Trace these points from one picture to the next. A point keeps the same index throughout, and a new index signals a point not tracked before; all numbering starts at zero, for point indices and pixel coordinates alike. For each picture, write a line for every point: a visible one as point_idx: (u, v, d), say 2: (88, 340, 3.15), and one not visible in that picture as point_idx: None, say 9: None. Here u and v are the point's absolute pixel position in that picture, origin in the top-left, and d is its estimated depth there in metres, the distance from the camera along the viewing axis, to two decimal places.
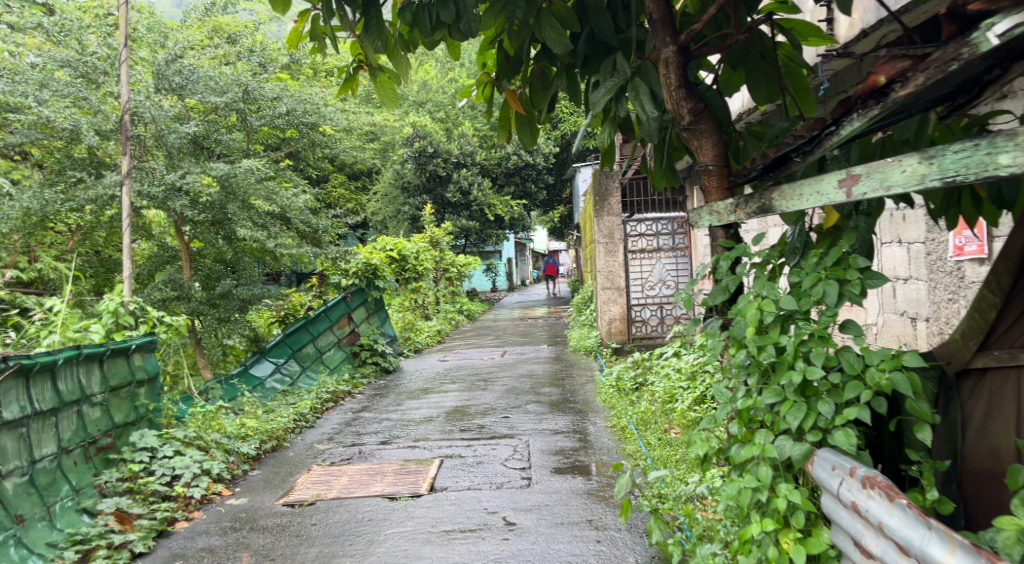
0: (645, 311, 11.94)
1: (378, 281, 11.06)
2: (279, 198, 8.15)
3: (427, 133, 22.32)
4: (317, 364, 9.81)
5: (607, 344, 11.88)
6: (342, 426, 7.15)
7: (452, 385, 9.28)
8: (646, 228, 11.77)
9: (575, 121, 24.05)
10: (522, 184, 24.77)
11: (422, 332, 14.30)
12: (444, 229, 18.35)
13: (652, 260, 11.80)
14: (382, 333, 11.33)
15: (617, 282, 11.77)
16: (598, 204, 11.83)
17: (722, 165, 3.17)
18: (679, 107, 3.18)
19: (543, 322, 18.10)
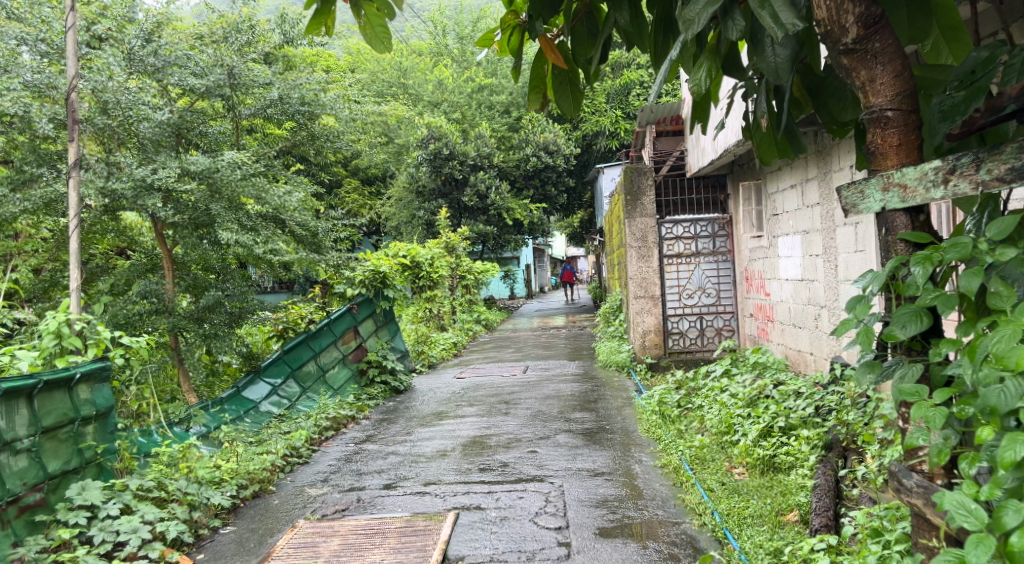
0: (683, 322, 10.94)
1: (387, 290, 9.96)
2: (270, 196, 7.03)
3: (442, 135, 21.26)
4: (319, 384, 8.85)
5: (642, 359, 10.80)
6: (342, 462, 6.09)
7: (471, 409, 8.21)
8: (682, 230, 10.85)
9: (596, 121, 22.87)
10: (542, 187, 23.66)
11: (437, 345, 13.24)
12: (461, 234, 17.30)
13: (690, 266, 10.85)
14: (394, 347, 10.27)
15: (652, 290, 10.76)
16: (630, 204, 10.76)
17: (904, 109, 2.82)
18: (844, 22, 2.82)
19: (566, 332, 16.99)
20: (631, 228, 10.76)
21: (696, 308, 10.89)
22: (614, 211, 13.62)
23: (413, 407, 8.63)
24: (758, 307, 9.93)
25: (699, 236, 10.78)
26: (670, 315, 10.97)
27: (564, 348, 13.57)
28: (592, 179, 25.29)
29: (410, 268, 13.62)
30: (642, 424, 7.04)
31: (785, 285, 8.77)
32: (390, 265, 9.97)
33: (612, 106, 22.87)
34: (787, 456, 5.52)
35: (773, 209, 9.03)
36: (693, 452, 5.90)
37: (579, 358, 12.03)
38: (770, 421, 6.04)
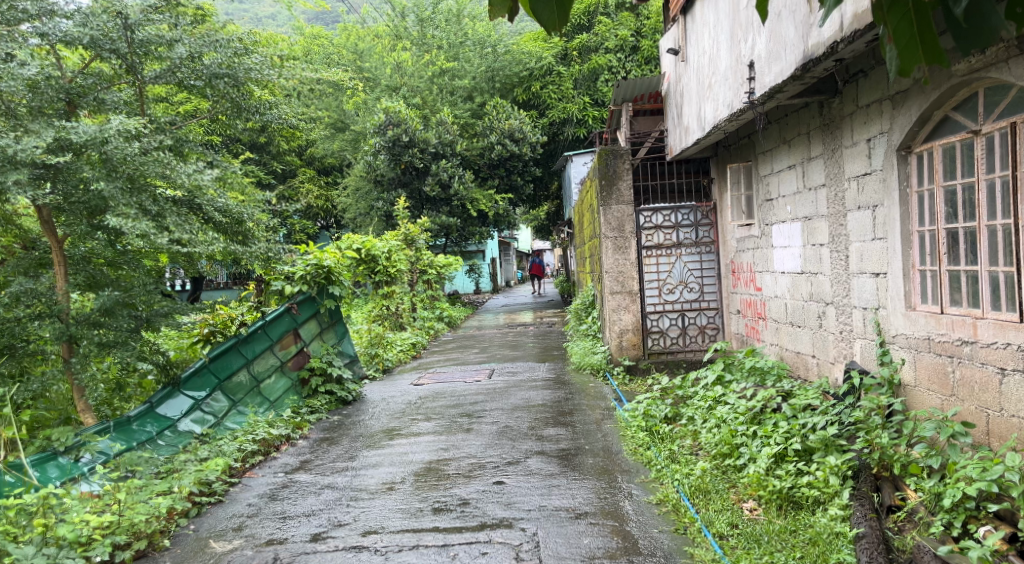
0: (663, 320, 9.95)
1: (331, 288, 8.82)
2: (176, 171, 5.89)
3: (401, 120, 20.21)
4: (251, 397, 7.77)
5: (618, 361, 9.74)
6: (263, 502, 4.99)
7: (428, 425, 7.12)
8: (663, 219, 9.85)
9: (563, 108, 21.84)
10: (507, 176, 22.60)
11: (394, 347, 12.14)
12: (421, 225, 16.22)
13: (670, 258, 9.87)
14: (342, 352, 9.08)
15: (629, 286, 9.75)
16: (604, 190, 9.74)
17: None
18: None
19: (534, 330, 15.96)
20: (606, 217, 9.75)
21: (678, 305, 9.92)
22: (586, 198, 12.55)
23: (361, 423, 7.50)
24: (747, 302, 8.95)
25: (681, 226, 9.79)
26: (648, 312, 9.97)
27: (534, 348, 12.51)
28: (560, 168, 24.26)
29: (366, 263, 12.88)
30: (627, 444, 6.00)
31: (780, 280, 7.79)
32: (335, 259, 8.83)
33: (579, 92, 21.87)
34: (809, 489, 4.51)
35: (766, 194, 8.04)
36: (695, 483, 4.85)
37: (551, 359, 10.98)
38: (783, 442, 5.02)
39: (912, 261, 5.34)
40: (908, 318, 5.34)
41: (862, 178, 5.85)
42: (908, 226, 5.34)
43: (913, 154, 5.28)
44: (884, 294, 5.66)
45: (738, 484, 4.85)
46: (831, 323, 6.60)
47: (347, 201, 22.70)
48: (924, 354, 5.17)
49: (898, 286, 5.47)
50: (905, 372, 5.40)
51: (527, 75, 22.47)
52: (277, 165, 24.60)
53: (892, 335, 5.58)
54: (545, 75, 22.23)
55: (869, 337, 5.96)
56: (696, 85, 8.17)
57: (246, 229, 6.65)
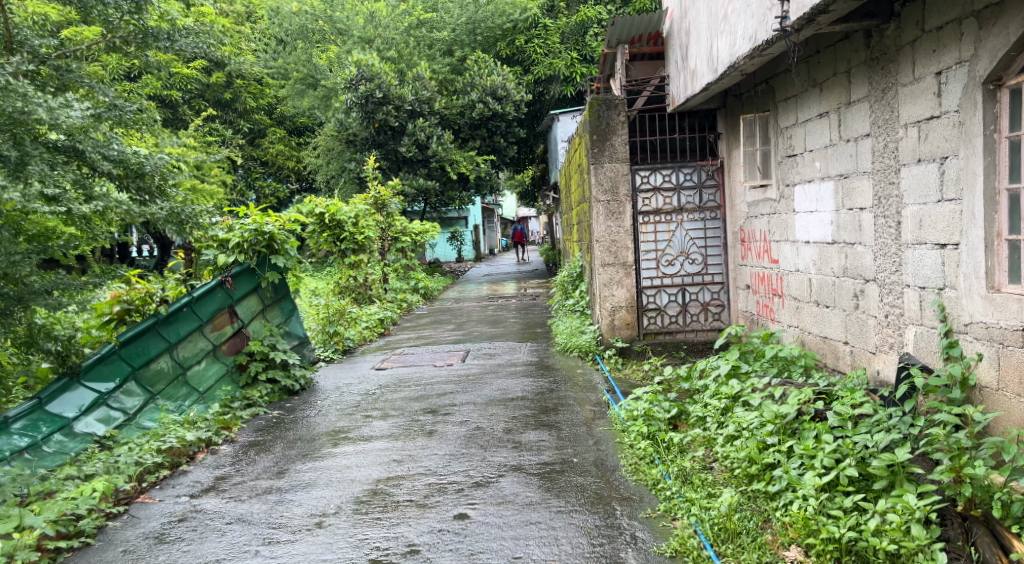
0: (660, 296, 8.73)
1: (274, 259, 7.53)
2: (31, 102, 5.26)
3: (374, 75, 18.99)
4: (174, 387, 6.55)
5: (610, 343, 8.58)
6: (149, 548, 3.83)
7: (384, 425, 5.91)
8: (662, 180, 8.63)
9: (549, 64, 20.48)
10: (489, 137, 21.38)
11: (360, 323, 10.92)
12: (392, 187, 14.99)
13: (670, 226, 8.66)
14: (289, 333, 7.80)
15: (623, 258, 8.57)
16: (595, 146, 8.49)
17: None
18: None
19: (516, 303, 14.76)
20: (597, 178, 8.53)
21: (677, 279, 8.71)
22: (575, 158, 11.29)
23: (306, 421, 6.28)
24: (758, 277, 7.74)
25: (683, 187, 8.60)
26: (643, 287, 8.74)
27: (515, 326, 11.31)
28: (546, 130, 22.96)
29: (331, 228, 12.72)
30: (625, 458, 4.81)
31: (803, 251, 6.57)
32: (277, 224, 7.54)
33: (567, 47, 20.54)
34: (879, 538, 3.34)
35: (787, 149, 6.81)
36: (720, 522, 3.69)
37: (534, 339, 9.76)
38: (831, 465, 3.82)
39: (997, 229, 4.15)
40: (990, 303, 4.15)
41: (926, 123, 4.63)
42: (993, 183, 4.15)
43: (1005, 88, 4.09)
44: (953, 270, 4.44)
45: (774, 523, 3.71)
46: (870, 305, 5.39)
47: (318, 162, 21.39)
48: (1013, 350, 4.00)
49: (976, 262, 4.25)
50: (983, 371, 4.21)
51: (510, 28, 21.07)
52: (244, 123, 23.69)
53: (962, 324, 4.37)
54: (530, 29, 20.87)
55: (927, 324, 4.70)
56: (705, 19, 6.94)
57: (147, 182, 6.30)
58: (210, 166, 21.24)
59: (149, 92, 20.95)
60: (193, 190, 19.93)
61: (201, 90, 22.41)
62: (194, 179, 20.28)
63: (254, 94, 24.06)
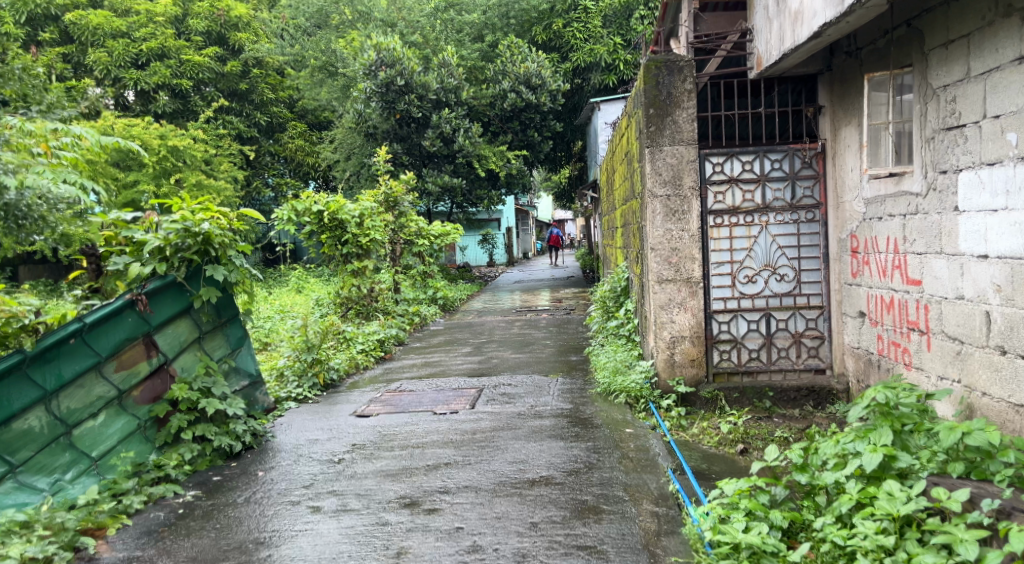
0: (736, 324, 6.55)
1: (209, 270, 5.33)
2: None
3: (396, 60, 17.09)
4: (49, 454, 4.49)
5: (669, 387, 6.46)
6: None
7: (334, 532, 3.94)
8: (741, 169, 6.53)
9: (590, 50, 18.48)
10: (522, 131, 19.43)
11: (354, 346, 8.87)
12: (406, 182, 12.95)
13: (751, 231, 6.54)
14: (235, 370, 5.63)
15: (687, 272, 6.49)
16: (652, 124, 6.48)
17: None
18: None
19: (548, 319, 12.68)
20: (654, 165, 6.49)
21: (759, 301, 6.54)
22: (622, 147, 9.17)
23: (226, 515, 4.28)
24: (885, 301, 5.54)
25: (769, 178, 6.51)
26: (713, 312, 6.56)
27: (544, 351, 9.19)
28: (585, 123, 20.90)
29: (332, 228, 11.13)
30: None
31: (978, 277, 4.42)
32: (218, 222, 5.37)
33: (609, 32, 18.60)
34: None
35: (943, 118, 4.72)
36: None
37: (568, 374, 7.67)
38: None
39: None
40: None
41: None
42: None
43: None
44: None
45: None
46: None
47: (334, 156, 19.56)
48: None
49: None
50: None
51: (547, 10, 19.09)
52: (261, 116, 21.83)
53: None
54: (569, 11, 18.97)
55: None
56: None
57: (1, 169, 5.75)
58: (220, 160, 19.40)
59: (157, 81, 19.01)
60: (198, 185, 18.09)
61: (214, 79, 20.60)
62: (202, 175, 18.47)
63: (271, 85, 22.25)
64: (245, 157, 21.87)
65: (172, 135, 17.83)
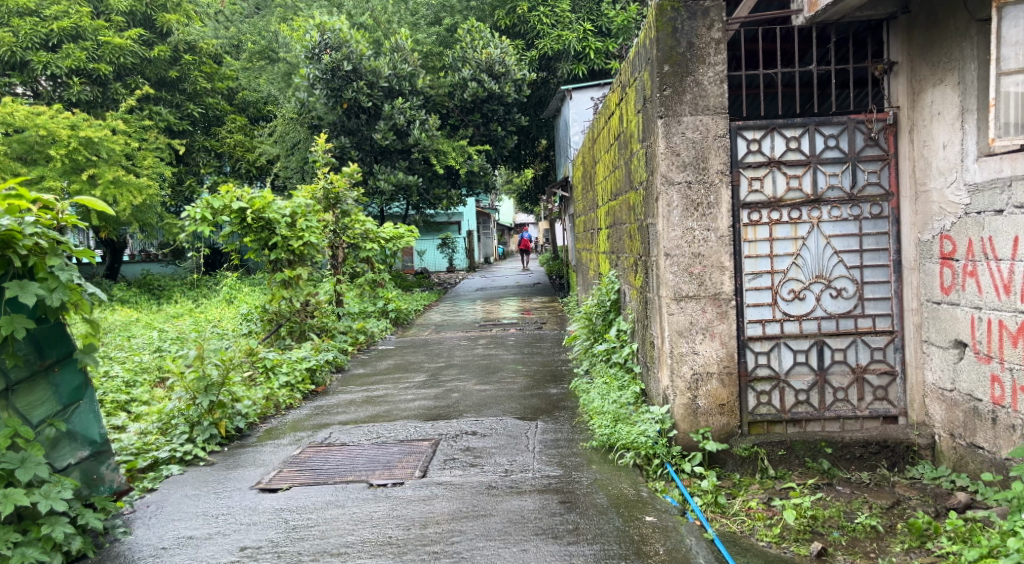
0: (778, 356, 4.87)
1: (12, 288, 3.53)
2: None
3: (342, 42, 15.24)
4: None
5: (692, 444, 4.78)
6: None
7: None
8: (785, 149, 4.87)
9: (558, 36, 16.79)
10: (484, 124, 17.69)
11: (276, 379, 7.07)
12: (351, 176, 11.08)
13: (798, 231, 4.87)
14: (68, 436, 3.83)
15: (714, 286, 4.83)
16: (668, 85, 4.84)
17: None
18: None
19: (517, 334, 10.96)
20: (670, 142, 4.85)
21: (808, 325, 4.86)
22: (610, 132, 7.50)
23: None
24: (1007, 328, 4.00)
25: (821, 160, 4.84)
26: (746, 340, 4.87)
27: (514, 381, 7.49)
28: (552, 117, 19.23)
29: (257, 231, 9.32)
30: None
31: None
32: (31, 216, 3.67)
33: (578, 17, 16.98)
34: None
35: None
36: None
37: (547, 418, 5.98)
38: None
39: None
40: None
41: None
42: None
43: None
44: None
45: None
46: None
47: (274, 151, 17.63)
48: None
49: None
50: None
51: None
52: (194, 107, 19.70)
53: None
54: None
55: None
56: None
57: None
58: (144, 154, 17.39)
59: (71, 64, 16.92)
60: (117, 183, 16.10)
61: (139, 65, 18.49)
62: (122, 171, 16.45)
63: (207, 74, 20.11)
64: (176, 153, 19.77)
65: (85, 125, 15.79)
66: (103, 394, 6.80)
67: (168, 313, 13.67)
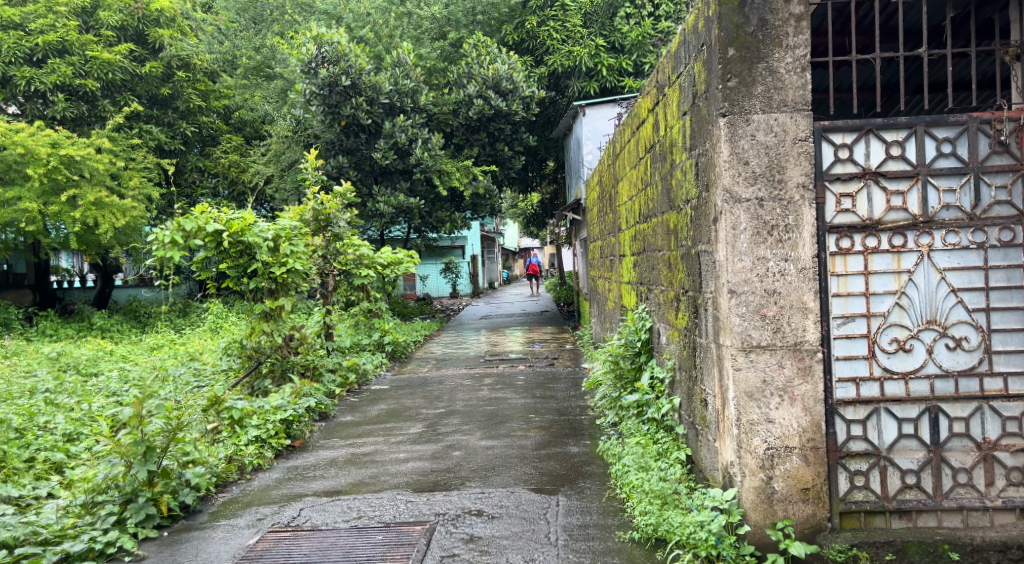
0: (878, 426, 3.75)
1: None
2: None
3: (341, 55, 14.20)
4: None
5: (768, 541, 3.67)
6: None
7: None
8: (885, 154, 3.78)
9: (569, 52, 15.77)
10: (490, 143, 16.65)
11: (244, 433, 5.93)
12: (344, 196, 9.97)
13: (902, 262, 3.76)
14: None
15: (794, 334, 3.73)
16: (733, 74, 3.76)
17: None
18: None
19: (525, 372, 9.84)
20: (736, 146, 3.77)
21: (917, 386, 3.75)
22: (640, 142, 6.41)
23: None
24: None
25: (934, 171, 3.75)
26: (835, 405, 3.75)
27: (527, 435, 6.36)
28: (561, 137, 18.20)
29: (234, 256, 8.22)
30: None
31: None
32: None
33: (590, 32, 15.96)
34: None
35: None
36: None
37: (569, 491, 4.84)
38: None
39: None
40: None
41: None
42: None
43: None
44: None
45: None
46: None
47: (267, 170, 16.61)
48: None
49: None
50: None
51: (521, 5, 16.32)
52: (187, 126, 18.52)
53: None
54: (545, 7, 15.96)
55: None
56: None
57: None
58: (130, 173, 16.23)
59: (56, 80, 15.95)
60: (99, 204, 15.07)
61: (129, 81, 17.45)
62: (105, 191, 15.40)
63: (202, 92, 18.95)
64: (166, 173, 18.71)
65: (67, 142, 14.81)
66: (35, 451, 5.67)
67: (146, 344, 12.56)
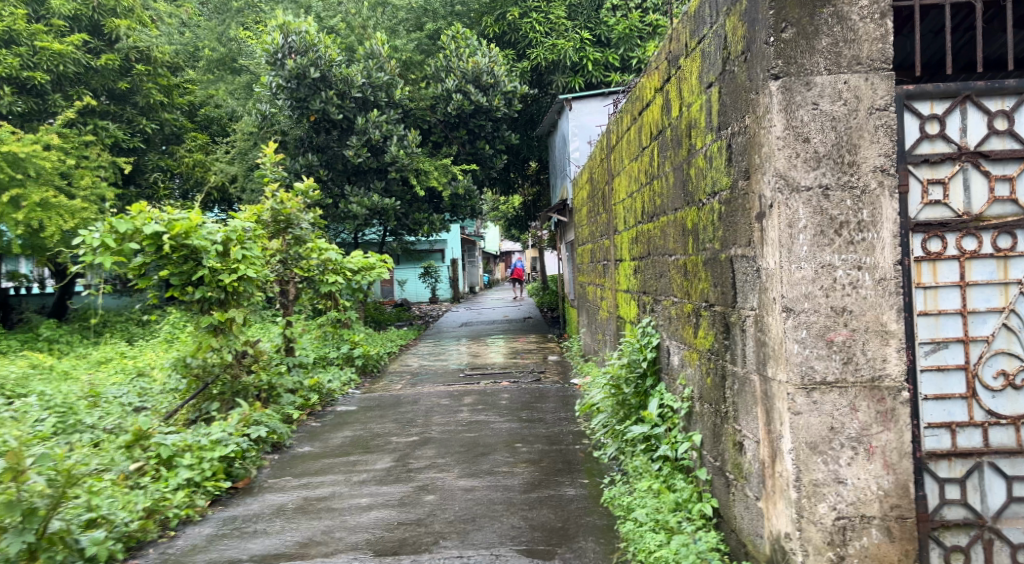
0: (980, 486, 2.89)
1: None
2: None
3: (309, 46, 13.16)
4: None
5: None
6: None
7: None
8: (983, 128, 2.92)
9: (553, 45, 14.79)
10: (470, 141, 15.69)
11: (174, 476, 4.91)
12: (306, 195, 8.95)
13: (1011, 271, 2.91)
14: None
15: (870, 366, 2.82)
16: (789, 23, 2.84)
17: None
18: None
19: (509, 390, 8.89)
20: (793, 117, 2.85)
21: None
22: (644, 128, 5.50)
23: None
24: None
25: None
26: (924, 458, 2.87)
27: (513, 472, 5.41)
28: (544, 136, 17.29)
29: (177, 262, 7.18)
30: None
31: None
32: None
33: (575, 24, 15.04)
34: None
35: None
36: None
37: (567, 555, 3.90)
38: None
39: None
40: None
41: None
42: None
43: None
44: None
45: None
46: None
47: (231, 169, 15.52)
48: None
49: None
50: None
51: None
52: (147, 123, 17.26)
53: None
54: None
55: None
56: None
57: None
58: (82, 172, 15.09)
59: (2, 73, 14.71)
60: (45, 205, 13.93)
61: (83, 75, 16.25)
62: (54, 191, 14.25)
63: (165, 88, 17.81)
64: (124, 173, 17.54)
65: (12, 138, 13.62)
66: None
67: (94, 357, 11.43)
